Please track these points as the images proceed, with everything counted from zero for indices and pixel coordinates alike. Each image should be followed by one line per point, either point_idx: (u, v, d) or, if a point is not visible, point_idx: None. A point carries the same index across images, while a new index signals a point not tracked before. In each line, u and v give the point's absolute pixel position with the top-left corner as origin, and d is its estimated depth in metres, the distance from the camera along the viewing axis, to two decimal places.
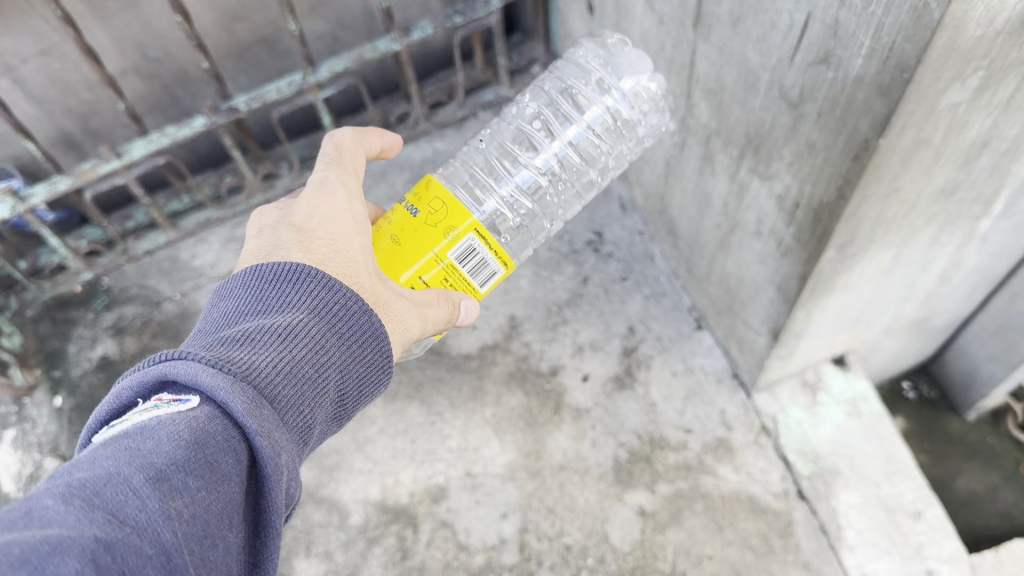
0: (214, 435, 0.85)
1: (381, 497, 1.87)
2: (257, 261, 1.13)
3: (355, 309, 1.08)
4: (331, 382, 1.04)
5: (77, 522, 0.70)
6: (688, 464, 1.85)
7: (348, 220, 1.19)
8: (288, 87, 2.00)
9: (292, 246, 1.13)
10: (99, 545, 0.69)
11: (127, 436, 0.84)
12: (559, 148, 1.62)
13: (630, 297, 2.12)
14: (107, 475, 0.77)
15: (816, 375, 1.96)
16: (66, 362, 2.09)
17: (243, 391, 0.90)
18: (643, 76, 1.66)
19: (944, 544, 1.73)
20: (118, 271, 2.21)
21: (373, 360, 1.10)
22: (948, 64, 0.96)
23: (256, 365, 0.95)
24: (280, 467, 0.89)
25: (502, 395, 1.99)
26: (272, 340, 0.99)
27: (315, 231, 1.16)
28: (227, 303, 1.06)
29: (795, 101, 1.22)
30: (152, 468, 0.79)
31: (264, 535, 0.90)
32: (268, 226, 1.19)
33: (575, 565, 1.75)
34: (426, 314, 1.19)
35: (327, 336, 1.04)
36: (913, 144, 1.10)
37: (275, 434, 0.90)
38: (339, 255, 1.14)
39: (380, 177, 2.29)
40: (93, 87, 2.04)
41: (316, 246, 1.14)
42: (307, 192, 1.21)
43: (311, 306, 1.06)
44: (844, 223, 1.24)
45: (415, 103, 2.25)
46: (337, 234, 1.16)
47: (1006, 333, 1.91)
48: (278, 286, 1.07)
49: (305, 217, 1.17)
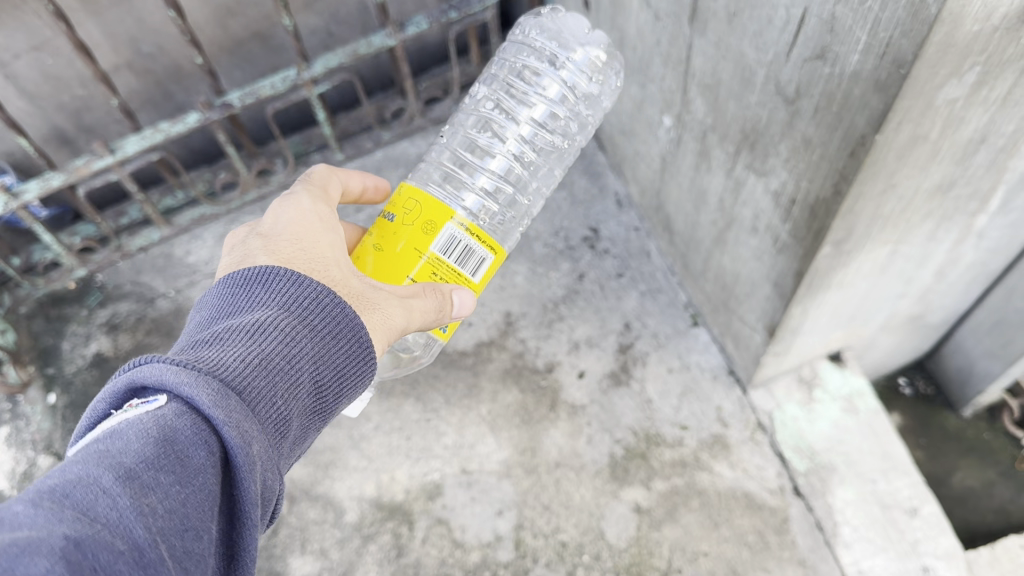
0: (183, 431, 0.85)
1: (376, 495, 1.87)
2: (228, 272, 1.14)
3: (326, 301, 1.09)
4: (306, 374, 1.04)
5: (47, 522, 0.72)
6: (684, 461, 1.85)
7: (314, 222, 1.22)
8: (283, 82, 1.99)
9: (260, 251, 1.15)
10: (68, 542, 0.71)
11: (98, 439, 0.85)
12: (526, 128, 1.67)
13: (626, 294, 2.12)
14: (77, 478, 0.78)
15: (812, 371, 1.96)
16: (60, 359, 2.08)
17: (210, 384, 0.89)
18: (591, 46, 1.77)
19: (940, 540, 1.73)
20: (112, 268, 2.20)
21: (351, 351, 1.09)
22: (945, 59, 0.95)
23: (225, 362, 0.95)
24: (253, 457, 0.88)
25: (498, 392, 1.99)
26: (242, 337, 1.00)
27: (280, 234, 1.18)
28: (203, 309, 1.08)
29: (791, 96, 1.21)
30: (121, 467, 0.80)
31: (242, 527, 0.89)
32: (237, 242, 1.20)
33: (571, 562, 1.75)
34: (410, 304, 1.19)
35: (299, 328, 1.05)
36: (910, 140, 1.09)
37: (245, 424, 0.89)
38: (306, 252, 1.16)
39: (375, 173, 2.28)
40: (86, 83, 2.02)
41: (282, 247, 1.16)
42: (274, 203, 1.24)
43: (282, 302, 1.06)
44: (840, 219, 1.24)
45: (411, 99, 2.23)
46: (302, 235, 1.19)
47: (1003, 329, 1.91)
48: (250, 289, 1.08)
49: (271, 225, 1.20)
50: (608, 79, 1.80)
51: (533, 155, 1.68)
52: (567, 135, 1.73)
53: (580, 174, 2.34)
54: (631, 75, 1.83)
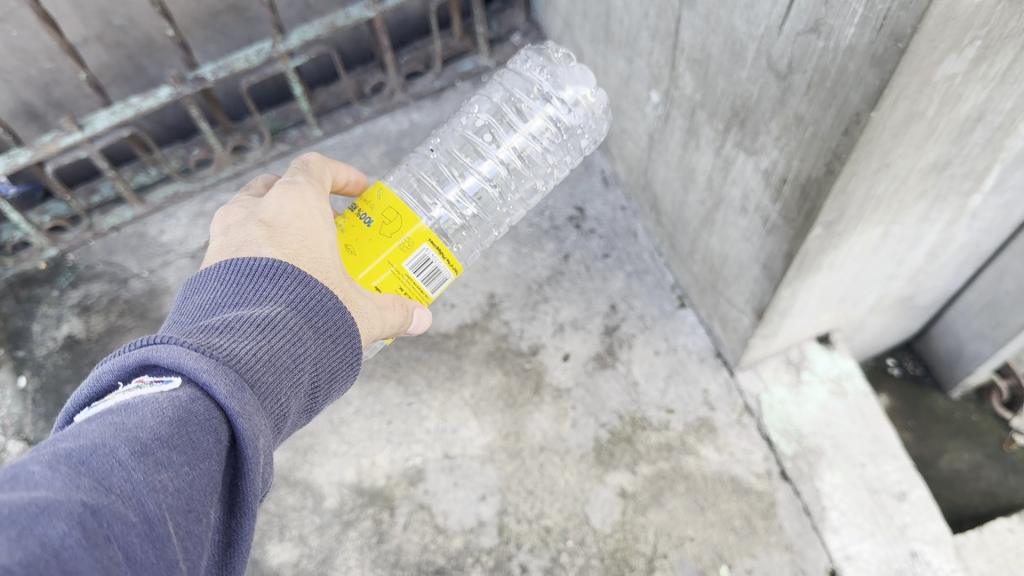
0: (197, 415, 0.82)
1: (356, 480, 1.83)
2: (227, 256, 1.10)
3: (329, 305, 1.06)
4: (306, 373, 1.01)
5: (65, 487, 0.69)
6: (670, 445, 1.82)
7: (317, 220, 1.18)
8: (257, 55, 1.92)
9: (263, 241, 1.11)
10: (86, 509, 0.68)
11: (109, 413, 0.81)
12: (507, 154, 1.70)
13: (612, 275, 2.07)
14: (93, 446, 0.75)
15: (800, 353, 1.92)
16: (30, 342, 2.02)
17: (226, 374, 0.87)
18: (582, 85, 1.78)
19: (928, 525, 1.72)
20: (84, 248, 2.14)
21: (343, 356, 1.08)
22: (944, 33, 0.91)
23: (237, 352, 0.92)
24: (259, 451, 0.86)
25: (481, 374, 1.95)
26: (251, 329, 0.96)
27: (285, 226, 1.15)
28: (203, 292, 1.02)
29: (783, 72, 1.17)
30: (137, 443, 0.77)
31: (239, 516, 0.86)
32: (234, 223, 1.16)
33: (555, 548, 1.72)
34: (386, 316, 1.21)
35: (303, 328, 1.02)
36: (906, 117, 1.05)
37: (255, 417, 0.87)
38: (311, 250, 1.13)
39: (354, 150, 2.22)
40: (54, 56, 1.95)
41: (287, 240, 1.13)
42: (275, 191, 1.20)
43: (290, 300, 1.03)
44: (832, 199, 1.20)
45: (391, 73, 2.17)
46: (308, 232, 1.16)
47: (994, 310, 1.89)
48: (256, 281, 1.04)
49: (274, 214, 1.16)
50: (591, 121, 1.85)
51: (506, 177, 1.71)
52: (545, 166, 1.76)
53: None
54: (617, 50, 1.78)
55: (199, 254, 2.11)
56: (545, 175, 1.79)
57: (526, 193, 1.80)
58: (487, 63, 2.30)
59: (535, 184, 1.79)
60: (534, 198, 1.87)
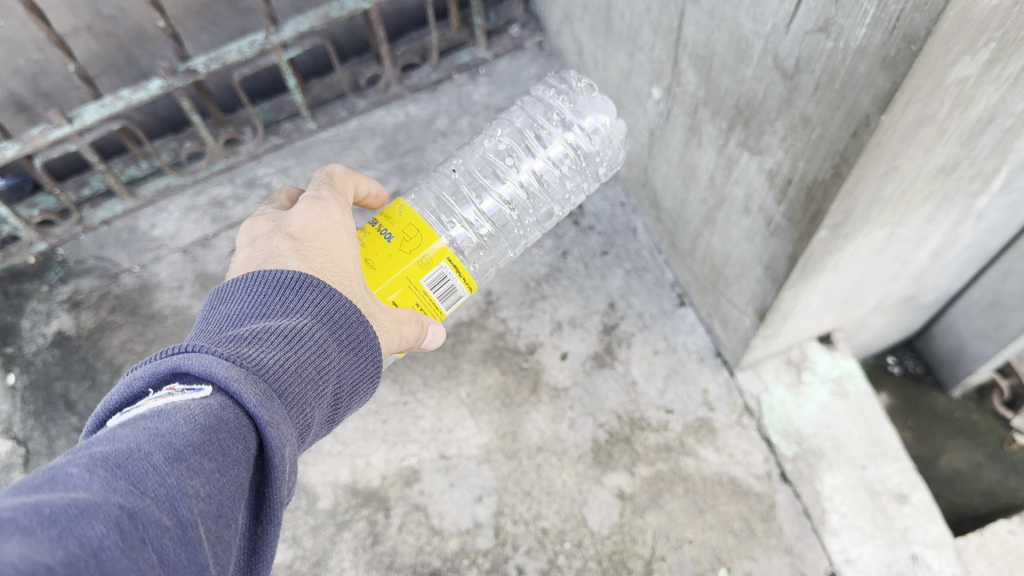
0: (227, 423, 0.81)
1: (351, 480, 1.80)
2: (253, 268, 1.08)
3: (352, 317, 1.05)
4: (329, 385, 1.00)
5: (102, 489, 0.67)
6: (669, 446, 1.80)
7: (342, 234, 1.17)
8: (250, 47, 1.88)
9: (289, 252, 1.09)
10: (123, 512, 0.66)
11: (141, 419, 0.79)
12: (526, 177, 1.77)
13: (611, 273, 2.04)
14: (128, 450, 0.73)
15: (801, 353, 1.90)
16: (19, 338, 1.99)
17: (256, 384, 0.86)
18: (601, 115, 1.87)
19: (929, 528, 1.70)
20: (74, 242, 2.10)
21: (365, 368, 1.06)
22: (960, 35, 0.88)
23: (266, 362, 0.90)
24: (286, 461, 0.84)
25: (478, 373, 1.92)
26: (279, 340, 0.95)
27: (311, 240, 1.13)
28: (230, 302, 1.01)
29: (790, 71, 1.13)
30: (170, 448, 0.75)
31: (264, 522, 0.85)
32: (260, 236, 1.15)
33: (552, 550, 1.70)
34: (403, 331, 1.19)
35: (327, 340, 1.01)
36: (916, 121, 1.02)
37: (283, 426, 0.86)
38: (335, 264, 1.11)
39: (349, 144, 2.19)
40: (43, 47, 1.90)
41: (313, 254, 1.11)
42: (300, 204, 1.19)
43: (315, 312, 1.02)
44: (839, 202, 1.17)
45: (387, 65, 2.13)
46: (333, 245, 1.14)
47: (997, 310, 1.86)
48: (282, 293, 1.03)
49: (299, 228, 1.14)
50: (608, 150, 1.92)
51: (524, 199, 1.78)
52: (561, 190, 1.84)
53: None
54: (618, 44, 1.74)
55: (191, 250, 2.07)
56: (560, 200, 1.87)
57: (542, 216, 1.89)
58: (485, 55, 2.25)
59: (550, 208, 1.86)
60: (549, 222, 1.95)
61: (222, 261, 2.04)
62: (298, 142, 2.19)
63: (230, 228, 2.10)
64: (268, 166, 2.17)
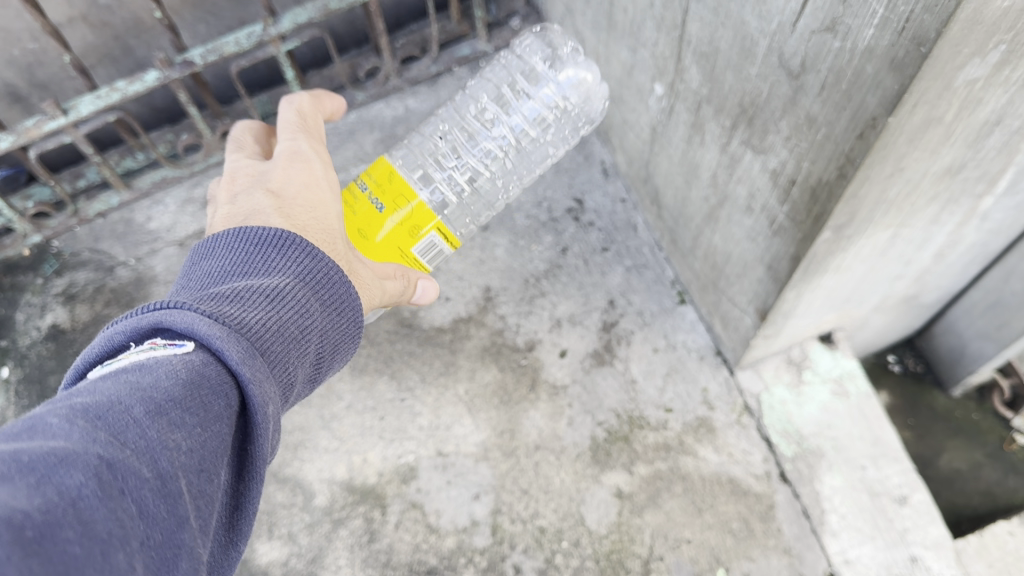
0: (209, 379, 0.79)
1: (347, 477, 1.79)
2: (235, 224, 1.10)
3: (333, 277, 1.05)
4: (312, 343, 0.99)
5: (82, 438, 0.65)
6: (668, 445, 1.78)
7: (323, 190, 1.20)
8: (248, 38, 1.86)
9: (271, 211, 1.12)
10: (103, 462, 0.64)
11: (121, 373, 0.77)
12: (508, 132, 1.89)
13: (611, 269, 2.01)
14: (108, 403, 0.71)
15: (801, 353, 1.88)
16: (14, 331, 1.97)
17: (239, 340, 0.84)
18: (580, 70, 1.96)
19: (929, 529, 1.69)
20: (70, 234, 2.08)
21: (346, 328, 1.06)
22: (970, 37, 0.86)
23: (250, 318, 0.89)
24: (269, 418, 0.83)
25: (476, 370, 1.90)
26: (263, 298, 0.94)
27: (293, 198, 1.16)
28: (212, 260, 1.00)
29: (795, 70, 1.11)
30: (151, 402, 0.73)
31: (246, 479, 0.83)
32: (241, 191, 1.17)
33: (549, 549, 1.69)
34: (386, 285, 1.24)
35: (309, 299, 1.00)
36: (923, 123, 1.00)
37: (266, 383, 0.84)
38: (316, 222, 1.14)
39: (348, 137, 2.17)
40: (38, 37, 1.88)
41: (296, 212, 1.14)
42: (281, 160, 1.21)
43: (297, 272, 1.02)
44: (843, 204, 1.15)
45: (386, 57, 2.10)
46: (314, 203, 1.17)
47: (1000, 311, 1.85)
48: (265, 252, 1.02)
49: (281, 186, 1.17)
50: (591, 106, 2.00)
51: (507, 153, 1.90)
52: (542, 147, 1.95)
53: None
54: (620, 39, 1.72)
55: (188, 243, 2.05)
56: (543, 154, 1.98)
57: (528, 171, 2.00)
58: (485, 48, 2.23)
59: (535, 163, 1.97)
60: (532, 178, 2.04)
61: None
62: None
63: None
64: None
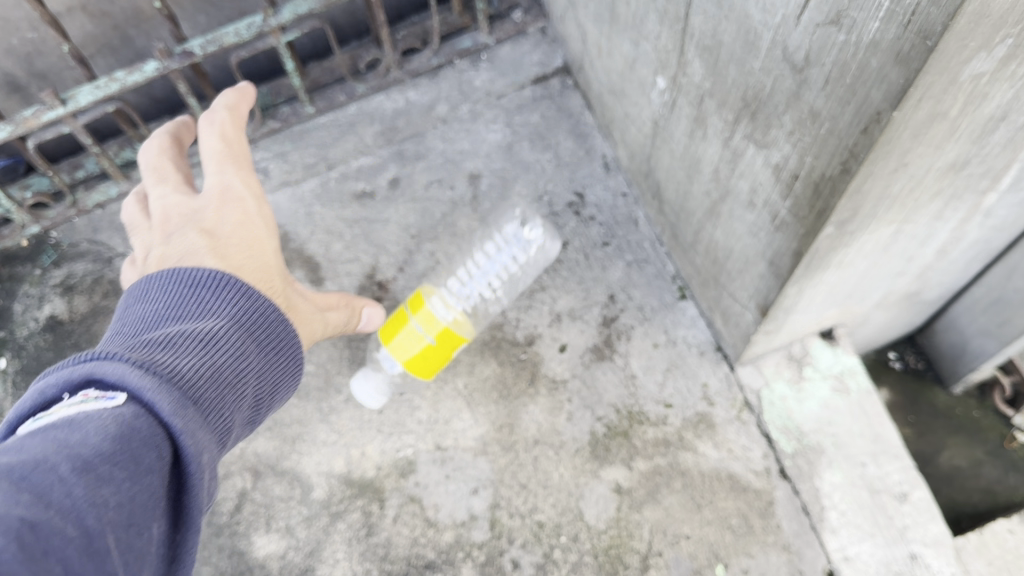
0: (139, 432, 0.84)
1: (345, 470, 1.78)
2: (175, 262, 1.25)
3: (265, 317, 1.22)
4: (241, 384, 1.12)
5: (6, 501, 0.68)
6: (667, 440, 1.78)
7: (258, 225, 1.40)
8: (248, 29, 1.85)
9: (206, 250, 1.27)
10: (26, 524, 0.67)
11: (50, 428, 0.81)
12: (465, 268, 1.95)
13: (612, 264, 1.99)
14: (37, 461, 0.75)
15: (802, 349, 1.86)
16: (12, 322, 1.96)
17: (169, 392, 0.92)
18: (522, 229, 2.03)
19: (929, 527, 1.68)
20: (68, 225, 2.06)
21: (278, 364, 1.23)
22: (976, 31, 0.85)
23: (181, 368, 0.99)
24: (203, 466, 0.91)
25: (476, 364, 1.89)
26: (190, 346, 1.05)
27: (230, 237, 1.34)
28: (147, 306, 1.12)
29: (799, 64, 1.10)
30: (79, 459, 0.77)
31: (181, 526, 0.89)
32: (180, 229, 1.34)
33: (548, 544, 1.69)
34: (327, 317, 1.56)
35: (240, 341, 1.14)
36: (928, 118, 0.99)
37: (198, 433, 0.93)
38: (253, 262, 1.33)
39: (348, 129, 2.16)
40: (36, 26, 1.87)
41: (229, 251, 1.31)
42: (214, 199, 1.40)
43: (229, 314, 1.16)
44: (846, 199, 1.14)
45: (387, 49, 2.09)
46: (251, 242, 1.35)
47: (1002, 307, 1.84)
48: (197, 299, 1.15)
49: (217, 224, 1.35)
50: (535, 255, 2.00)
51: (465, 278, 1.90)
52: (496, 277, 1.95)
53: (565, 134, 2.16)
54: (623, 32, 1.70)
55: None
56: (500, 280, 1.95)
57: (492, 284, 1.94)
58: (488, 41, 2.21)
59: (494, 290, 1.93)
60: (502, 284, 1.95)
61: None
62: (296, 126, 2.16)
63: None
64: (264, 150, 2.14)
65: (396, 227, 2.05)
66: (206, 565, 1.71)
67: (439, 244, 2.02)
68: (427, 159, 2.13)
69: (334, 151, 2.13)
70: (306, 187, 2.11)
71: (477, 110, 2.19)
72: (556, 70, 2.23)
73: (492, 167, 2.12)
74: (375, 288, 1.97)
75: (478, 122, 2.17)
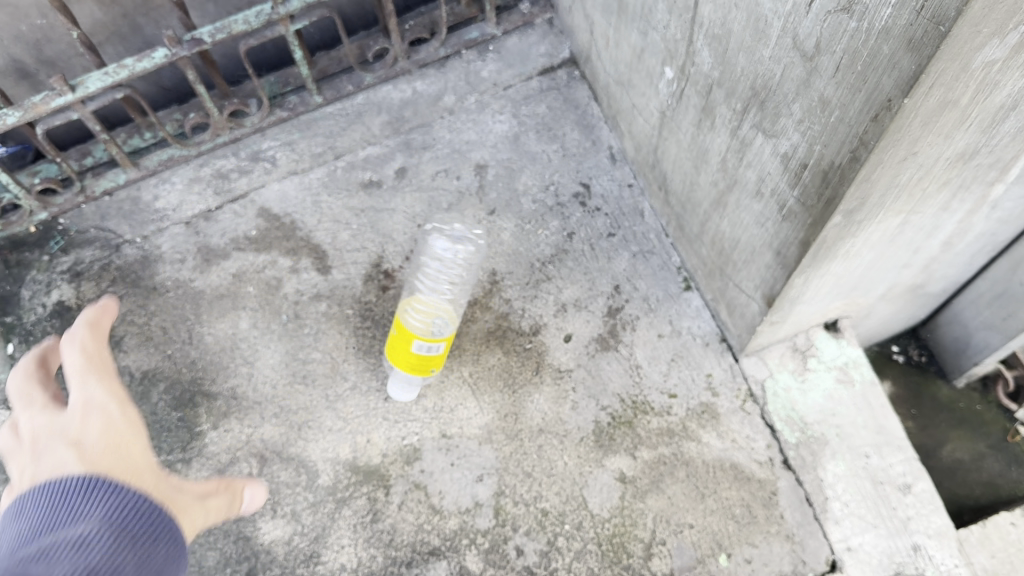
0: None
1: (351, 457, 1.79)
2: (21, 482, 0.92)
3: (144, 518, 0.93)
4: None
5: None
6: (671, 430, 1.79)
7: (127, 431, 1.02)
8: (257, 18, 1.85)
9: (73, 461, 0.94)
10: None
11: None
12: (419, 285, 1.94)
13: (617, 254, 2.00)
14: None
15: (807, 341, 1.87)
16: (20, 307, 1.97)
17: None
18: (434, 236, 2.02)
19: (932, 518, 1.69)
20: (76, 212, 2.07)
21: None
22: (989, 17, 0.86)
23: None
24: None
25: (481, 353, 1.90)
26: (74, 556, 0.82)
27: (93, 445, 0.97)
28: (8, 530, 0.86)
29: (810, 52, 1.11)
30: None
31: None
32: (30, 454, 0.96)
33: (551, 532, 1.70)
34: (209, 502, 1.10)
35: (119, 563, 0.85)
36: (939, 105, 1.00)
37: None
38: (127, 470, 0.97)
39: (355, 119, 2.16)
40: (46, 12, 1.87)
41: (100, 460, 0.96)
42: (74, 413, 1.03)
43: (102, 528, 0.87)
44: (855, 187, 1.15)
45: (395, 39, 2.09)
46: (120, 445, 0.99)
47: (1007, 301, 1.85)
48: (68, 511, 0.88)
49: (79, 434, 0.99)
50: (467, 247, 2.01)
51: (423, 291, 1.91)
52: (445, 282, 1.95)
53: (572, 125, 2.16)
54: (631, 23, 1.71)
55: (195, 223, 2.06)
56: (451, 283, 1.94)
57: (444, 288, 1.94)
58: (495, 31, 2.22)
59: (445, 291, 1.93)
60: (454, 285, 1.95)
61: (226, 236, 2.04)
62: (304, 115, 2.16)
63: (235, 202, 2.08)
64: (273, 139, 2.14)
65: (403, 216, 2.06)
66: (213, 550, 1.71)
67: (445, 234, 2.03)
68: (434, 149, 2.14)
69: (342, 140, 2.14)
70: (313, 175, 2.11)
71: (484, 101, 2.19)
72: (563, 61, 2.24)
73: (498, 157, 2.13)
74: (381, 277, 1.98)
75: (485, 112, 2.18)
